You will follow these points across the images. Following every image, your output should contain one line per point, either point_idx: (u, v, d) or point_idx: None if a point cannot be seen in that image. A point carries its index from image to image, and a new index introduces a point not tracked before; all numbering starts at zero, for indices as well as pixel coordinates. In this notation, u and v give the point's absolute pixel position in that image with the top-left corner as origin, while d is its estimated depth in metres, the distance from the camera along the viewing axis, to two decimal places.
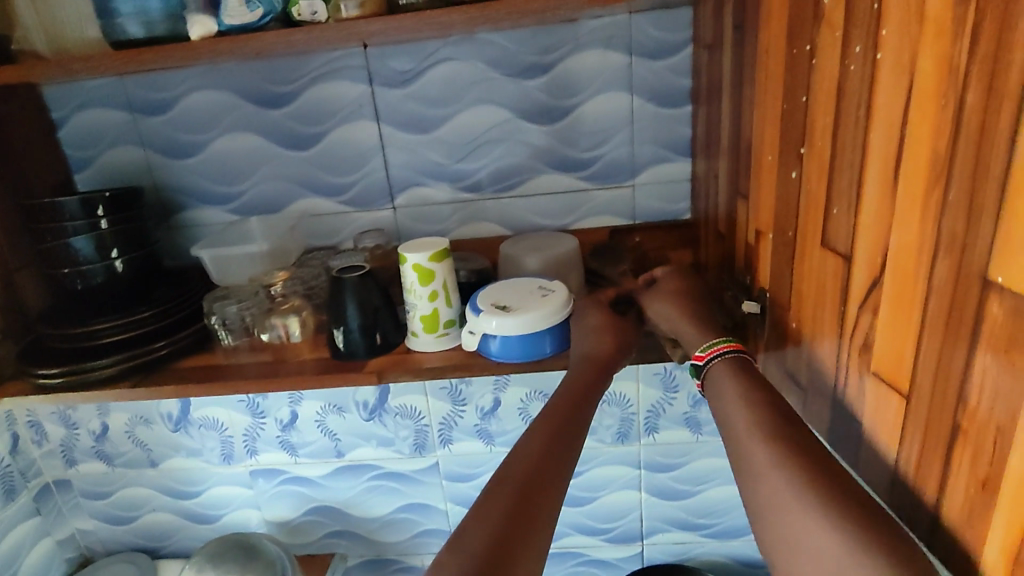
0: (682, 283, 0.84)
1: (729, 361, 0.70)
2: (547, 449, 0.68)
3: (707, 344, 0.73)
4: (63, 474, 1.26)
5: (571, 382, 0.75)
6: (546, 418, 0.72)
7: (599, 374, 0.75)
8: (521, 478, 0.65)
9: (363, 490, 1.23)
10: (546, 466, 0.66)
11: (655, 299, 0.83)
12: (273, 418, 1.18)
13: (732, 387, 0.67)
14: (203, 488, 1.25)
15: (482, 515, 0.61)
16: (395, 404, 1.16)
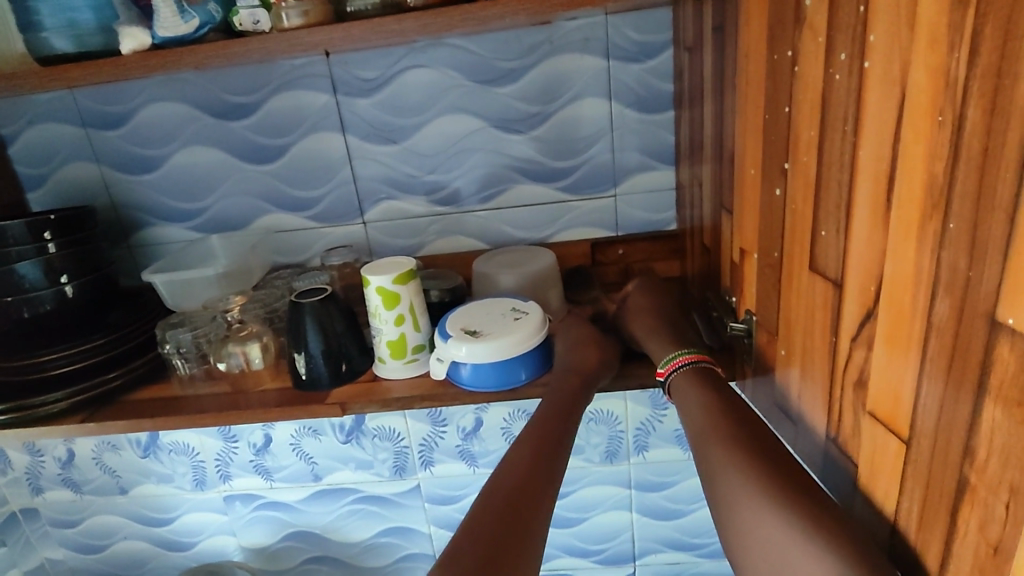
0: (649, 299, 0.81)
1: (690, 372, 0.69)
2: (530, 465, 0.64)
3: (665, 359, 0.71)
4: (31, 502, 1.22)
5: (553, 395, 0.72)
6: (529, 434, 0.68)
7: (581, 385, 0.72)
8: (505, 496, 0.60)
9: (342, 514, 1.18)
10: (531, 483, 0.62)
11: (641, 322, 0.78)
12: (245, 442, 1.13)
13: (700, 409, 0.64)
14: (176, 515, 1.20)
15: (464, 541, 0.56)
16: (372, 425, 1.11)
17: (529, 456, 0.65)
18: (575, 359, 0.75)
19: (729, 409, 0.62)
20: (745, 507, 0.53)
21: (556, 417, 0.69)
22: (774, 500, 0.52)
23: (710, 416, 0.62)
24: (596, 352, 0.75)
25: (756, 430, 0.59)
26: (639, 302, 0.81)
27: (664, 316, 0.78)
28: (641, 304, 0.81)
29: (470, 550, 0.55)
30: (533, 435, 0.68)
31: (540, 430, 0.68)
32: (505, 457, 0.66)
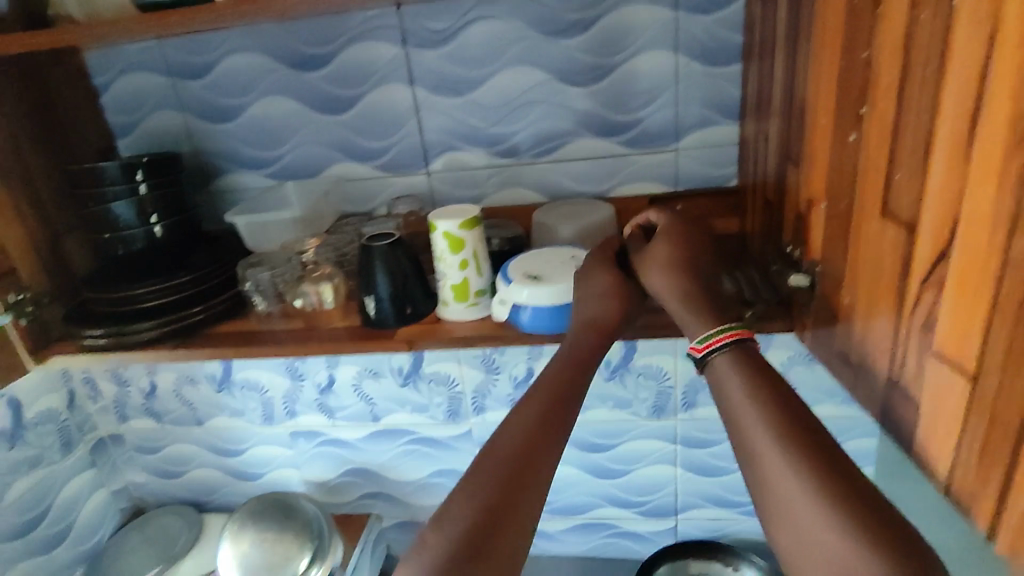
0: (682, 246, 0.75)
1: (731, 354, 0.66)
2: (541, 422, 0.65)
3: (703, 335, 0.67)
4: (117, 429, 1.33)
5: (569, 352, 0.71)
6: (543, 387, 0.68)
7: (597, 344, 0.72)
8: (516, 457, 0.62)
9: (398, 454, 1.25)
10: (545, 445, 0.63)
11: (667, 274, 0.73)
12: (311, 381, 1.20)
13: (750, 394, 0.61)
14: (246, 447, 1.30)
15: (473, 502, 0.58)
16: (429, 370, 1.16)
17: (541, 413, 0.65)
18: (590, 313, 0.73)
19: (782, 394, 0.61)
20: (800, 501, 0.53)
21: (569, 374, 0.69)
22: (831, 503, 0.52)
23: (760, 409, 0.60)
24: (617, 309, 0.73)
25: (801, 416, 0.58)
26: (668, 251, 0.75)
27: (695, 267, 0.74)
28: (667, 254, 0.75)
29: (473, 510, 0.58)
30: (548, 390, 0.67)
31: (554, 386, 0.68)
32: (512, 410, 0.67)
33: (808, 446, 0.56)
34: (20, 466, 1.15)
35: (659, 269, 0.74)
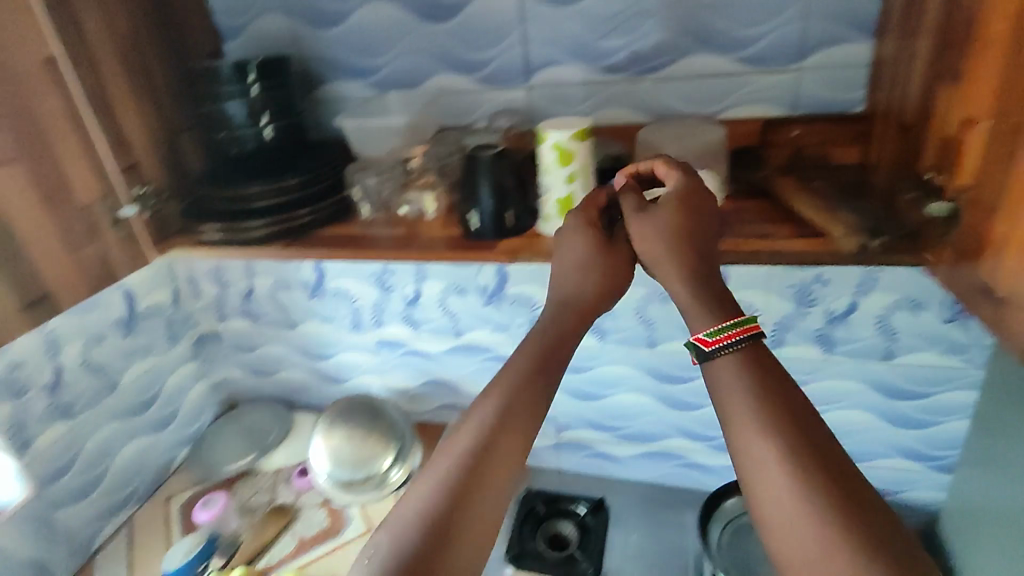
0: (682, 216, 0.73)
1: (737, 355, 0.65)
2: (510, 405, 0.69)
3: (715, 330, 0.66)
4: (216, 327, 1.42)
5: (544, 333, 0.75)
6: (516, 372, 0.72)
7: (572, 324, 0.76)
8: (481, 441, 0.66)
9: (476, 370, 1.29)
10: (508, 430, 0.68)
11: (661, 246, 0.72)
12: (399, 292, 1.25)
13: (732, 386, 0.63)
14: (334, 352, 1.37)
15: (436, 479, 0.64)
16: (513, 290, 1.17)
17: (511, 397, 0.69)
18: (562, 293, 0.76)
19: (771, 383, 0.63)
20: (780, 499, 0.56)
21: (541, 359, 0.73)
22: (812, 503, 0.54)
23: (738, 401, 0.62)
24: (590, 281, 0.75)
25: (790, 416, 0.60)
26: (674, 222, 0.72)
27: (695, 241, 0.72)
28: (672, 227, 0.72)
29: (437, 493, 0.63)
30: (519, 375, 0.71)
31: (525, 371, 0.72)
32: (481, 394, 0.71)
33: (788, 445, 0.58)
34: (135, 352, 1.25)
35: (665, 244, 0.72)
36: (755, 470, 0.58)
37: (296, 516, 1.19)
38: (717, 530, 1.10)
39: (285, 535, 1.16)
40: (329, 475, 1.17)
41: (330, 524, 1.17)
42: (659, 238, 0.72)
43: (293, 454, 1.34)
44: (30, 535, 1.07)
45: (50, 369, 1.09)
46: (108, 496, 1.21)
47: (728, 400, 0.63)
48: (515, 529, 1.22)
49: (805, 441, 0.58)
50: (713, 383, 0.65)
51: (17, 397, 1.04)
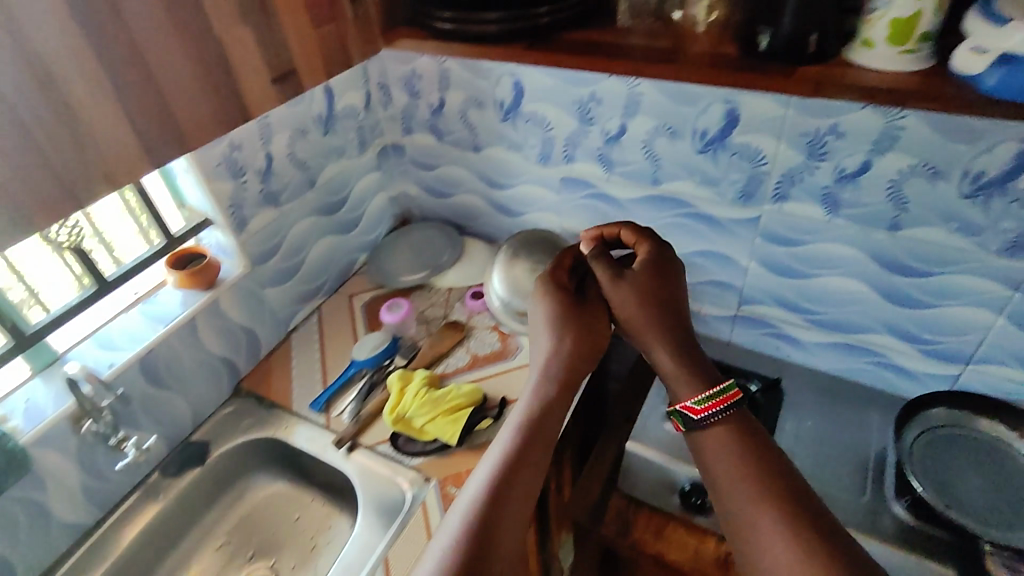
0: (649, 277, 0.83)
1: (722, 425, 0.74)
2: (520, 452, 0.74)
3: (704, 399, 0.75)
4: (401, 140, 1.39)
5: (533, 404, 0.79)
6: (506, 444, 0.75)
7: (555, 389, 0.81)
8: (476, 517, 0.68)
9: (665, 225, 1.18)
10: (501, 508, 0.70)
11: (637, 302, 0.81)
12: (600, 126, 1.12)
13: (718, 445, 0.73)
14: (515, 183, 1.31)
15: (459, 525, 0.68)
16: (737, 141, 1.00)
17: (505, 471, 0.72)
18: (552, 357, 0.83)
19: (743, 443, 0.73)
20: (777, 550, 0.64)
21: (531, 430, 0.77)
22: (803, 549, 0.63)
23: (726, 455, 0.72)
24: (576, 343, 0.84)
25: (771, 475, 0.70)
26: (648, 284, 0.82)
27: (661, 302, 0.81)
28: (644, 285, 0.82)
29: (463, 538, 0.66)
30: (510, 451, 0.74)
31: (518, 442, 0.75)
32: (491, 447, 0.76)
33: (777, 502, 0.67)
34: (330, 152, 1.26)
35: (638, 304, 0.81)
36: (738, 507, 0.69)
37: (469, 335, 1.23)
38: (911, 435, 1.02)
39: (459, 349, 1.20)
40: (506, 300, 1.17)
41: (501, 347, 1.19)
42: (637, 297, 0.81)
43: (464, 277, 1.35)
44: (244, 307, 1.16)
45: (263, 155, 1.12)
46: (303, 285, 1.28)
47: (718, 458, 0.73)
48: None
49: (788, 498, 0.67)
50: (701, 449, 0.74)
51: (237, 178, 1.08)
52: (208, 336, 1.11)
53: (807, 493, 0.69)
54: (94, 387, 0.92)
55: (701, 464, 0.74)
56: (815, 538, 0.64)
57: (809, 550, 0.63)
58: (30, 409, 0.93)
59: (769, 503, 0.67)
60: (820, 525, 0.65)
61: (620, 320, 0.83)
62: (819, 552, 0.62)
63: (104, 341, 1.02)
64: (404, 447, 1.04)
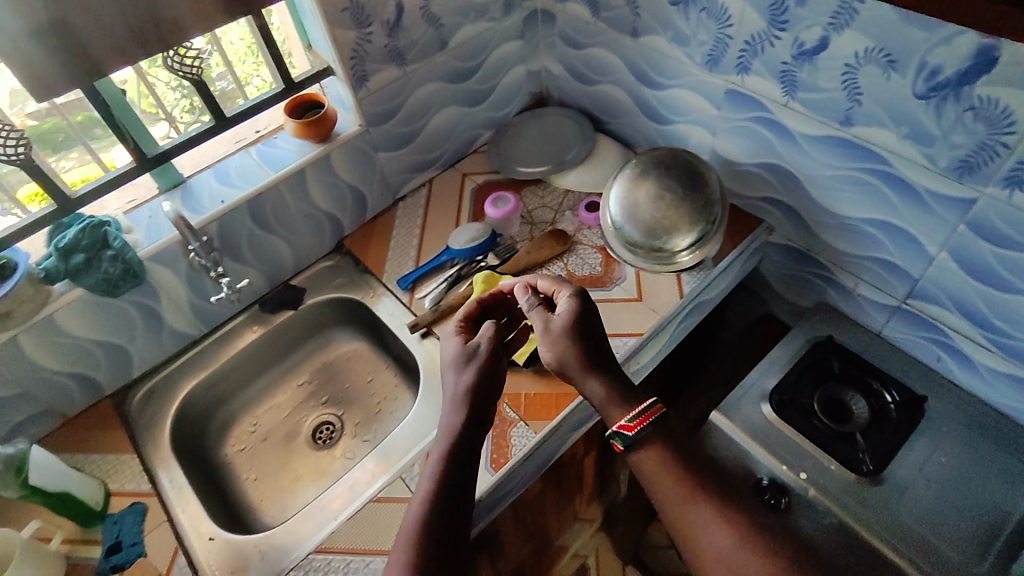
0: (576, 314, 0.83)
1: (654, 435, 0.74)
2: (439, 499, 0.73)
3: (635, 415, 0.73)
4: (553, 7, 1.19)
5: (446, 434, 0.78)
6: (427, 481, 0.75)
7: (467, 414, 0.79)
8: (416, 554, 0.69)
9: (840, 176, 0.94)
10: (439, 549, 0.69)
11: (568, 345, 0.81)
12: (793, 35, 0.86)
13: (655, 463, 0.73)
14: (670, 85, 1.09)
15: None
16: (980, 92, 0.72)
17: (436, 507, 0.72)
18: (459, 387, 0.81)
19: (675, 458, 0.73)
20: (729, 549, 0.67)
21: (449, 461, 0.75)
22: (753, 544, 0.66)
23: (662, 472, 0.72)
24: (483, 371, 0.82)
25: (705, 478, 0.72)
26: (575, 326, 0.82)
27: (588, 334, 0.82)
28: (570, 325, 0.82)
29: None
30: (432, 488, 0.74)
31: (437, 475, 0.75)
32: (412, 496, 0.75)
33: (716, 504, 0.69)
34: (469, 11, 1.11)
35: (569, 345, 0.81)
36: (684, 519, 0.70)
37: (571, 250, 1.13)
38: None
39: (556, 263, 1.11)
40: (619, 227, 1.03)
41: (601, 274, 1.09)
42: (568, 340, 0.81)
43: (585, 182, 1.21)
44: (355, 167, 1.13)
45: (393, 5, 1.01)
46: (418, 155, 1.23)
47: (657, 477, 0.72)
48: (793, 372, 1.04)
49: (724, 497, 0.70)
50: (641, 467, 0.73)
51: (361, 29, 0.99)
52: (317, 191, 1.11)
53: (736, 491, 0.72)
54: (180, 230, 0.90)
55: (646, 481, 0.74)
56: (763, 536, 0.67)
57: (757, 548, 0.66)
58: (152, 226, 0.99)
59: (712, 507, 0.69)
60: (760, 522, 0.68)
61: (551, 365, 0.82)
62: (769, 548, 0.66)
63: (222, 175, 1.05)
64: None
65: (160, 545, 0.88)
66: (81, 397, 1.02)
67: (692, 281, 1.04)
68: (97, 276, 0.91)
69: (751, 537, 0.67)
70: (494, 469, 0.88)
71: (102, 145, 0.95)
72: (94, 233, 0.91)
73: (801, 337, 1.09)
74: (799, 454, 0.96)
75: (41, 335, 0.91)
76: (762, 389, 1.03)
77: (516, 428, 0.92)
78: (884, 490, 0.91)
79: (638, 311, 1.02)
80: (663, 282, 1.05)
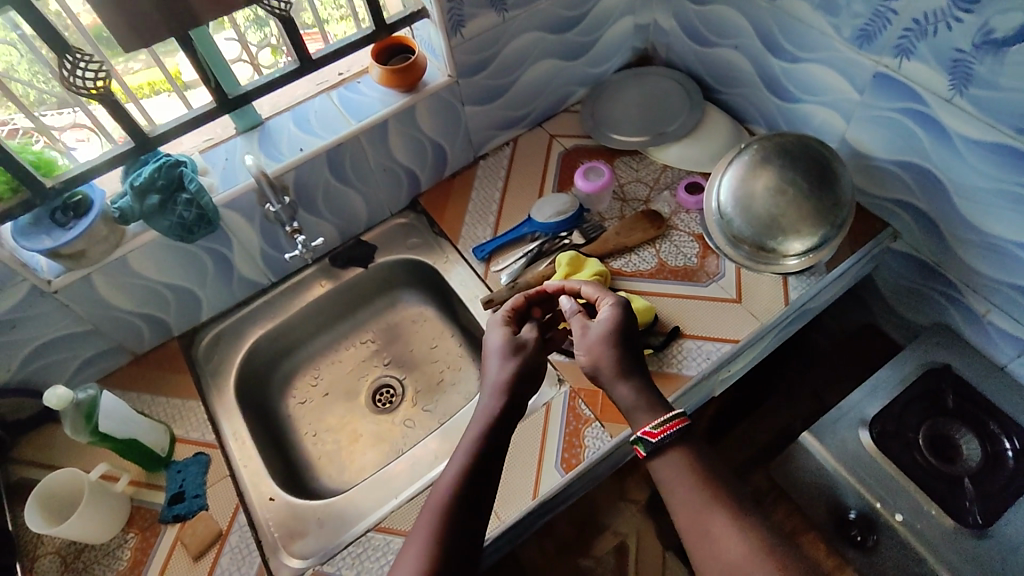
0: (617, 323, 0.80)
1: (676, 443, 0.74)
2: (470, 477, 0.71)
3: (659, 422, 0.73)
4: None
5: (483, 418, 0.76)
6: (460, 461, 0.73)
7: (506, 402, 0.76)
8: (441, 527, 0.68)
9: (1000, 191, 0.81)
10: (463, 534, 0.69)
11: (603, 352, 0.78)
12: (981, 19, 0.72)
13: (677, 466, 0.72)
14: (805, 59, 0.94)
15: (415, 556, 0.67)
16: None
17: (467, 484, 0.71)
18: (502, 375, 0.78)
19: (696, 464, 0.73)
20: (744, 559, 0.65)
21: (483, 447, 0.74)
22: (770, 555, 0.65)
23: (682, 477, 0.72)
24: (523, 364, 0.79)
25: (722, 488, 0.71)
26: (611, 333, 0.79)
27: (627, 345, 0.79)
28: (607, 333, 0.79)
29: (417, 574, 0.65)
30: (464, 471, 0.72)
31: (471, 454, 0.73)
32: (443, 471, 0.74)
33: (734, 513, 0.69)
34: None
35: (603, 352, 0.78)
36: (699, 526, 0.69)
37: (665, 236, 1.03)
38: None
39: (646, 248, 1.02)
40: (727, 217, 0.91)
41: (696, 266, 0.99)
42: (603, 348, 0.78)
43: (688, 158, 1.09)
44: (437, 121, 1.04)
45: None
46: (505, 111, 1.12)
47: (676, 482, 0.72)
48: (899, 401, 0.94)
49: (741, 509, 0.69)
50: (660, 472, 0.73)
51: None
52: (396, 144, 1.03)
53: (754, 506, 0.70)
54: (260, 183, 0.87)
55: (664, 488, 0.73)
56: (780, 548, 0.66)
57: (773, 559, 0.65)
58: (228, 169, 0.94)
59: (728, 516, 0.68)
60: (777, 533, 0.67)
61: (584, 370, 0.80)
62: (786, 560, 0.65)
63: (301, 120, 0.98)
64: None
65: (221, 499, 0.87)
66: (150, 336, 1.01)
67: (799, 287, 0.94)
68: (172, 220, 0.87)
69: (764, 547, 0.66)
70: (565, 470, 0.84)
71: (167, 49, 0.85)
72: (169, 172, 0.87)
73: (912, 360, 0.97)
74: (895, 492, 0.89)
75: (113, 274, 0.89)
76: (862, 415, 0.94)
77: (591, 428, 0.86)
78: (989, 546, 0.83)
79: (735, 314, 0.93)
80: (767, 284, 0.95)
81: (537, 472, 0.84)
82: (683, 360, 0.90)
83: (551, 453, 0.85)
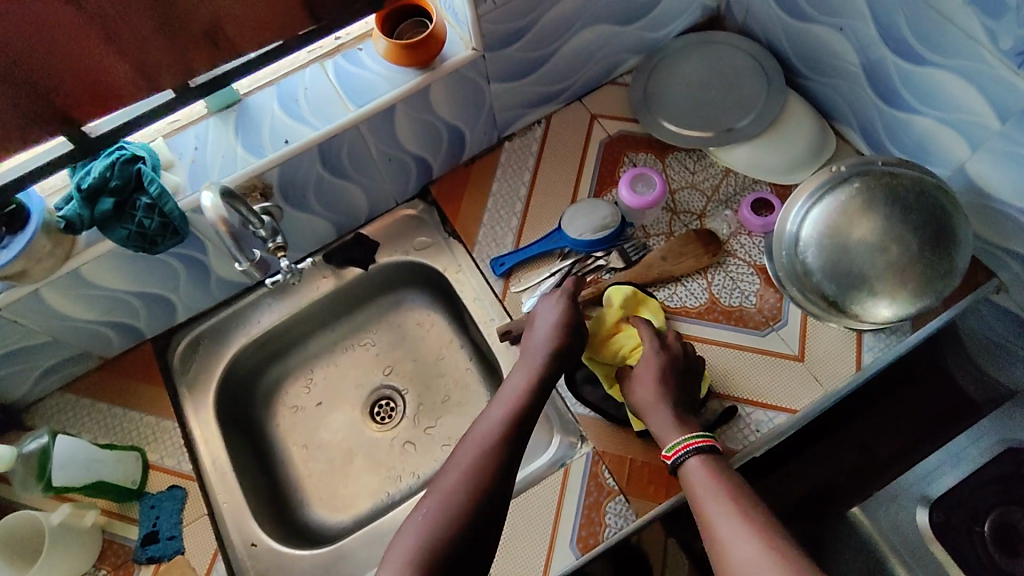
0: (668, 364, 0.75)
1: (698, 459, 0.65)
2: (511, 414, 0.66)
3: (673, 442, 0.67)
4: None
5: (527, 371, 0.71)
6: (502, 403, 0.68)
7: (547, 362, 0.72)
8: (482, 455, 0.62)
9: None
10: (510, 469, 0.63)
11: (644, 389, 0.74)
12: None
13: (697, 471, 0.64)
14: (933, 65, 0.73)
15: (453, 476, 0.61)
16: None
17: (509, 422, 0.65)
18: (547, 338, 0.74)
19: (721, 471, 0.63)
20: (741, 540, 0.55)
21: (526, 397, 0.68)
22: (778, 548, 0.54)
23: (701, 483, 0.63)
24: (570, 335, 0.75)
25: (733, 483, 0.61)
26: (659, 367, 0.74)
27: (679, 389, 0.74)
28: (659, 370, 0.74)
29: (453, 494, 0.59)
30: (505, 413, 0.66)
31: (517, 396, 0.68)
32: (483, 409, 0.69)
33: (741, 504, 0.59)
34: None
35: (653, 386, 0.73)
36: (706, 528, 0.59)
37: (719, 264, 0.87)
38: None
39: (697, 278, 0.86)
40: (802, 253, 0.74)
41: (753, 309, 0.84)
42: (649, 382, 0.74)
43: (757, 164, 0.90)
44: (455, 103, 0.84)
45: None
46: (538, 87, 0.91)
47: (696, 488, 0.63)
48: (969, 482, 0.82)
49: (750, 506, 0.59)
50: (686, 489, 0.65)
51: None
52: (405, 129, 0.83)
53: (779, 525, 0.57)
54: (224, 239, 0.65)
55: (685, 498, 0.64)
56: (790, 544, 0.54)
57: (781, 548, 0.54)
58: (196, 162, 0.77)
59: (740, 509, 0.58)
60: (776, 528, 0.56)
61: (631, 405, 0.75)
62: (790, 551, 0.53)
63: (287, 100, 0.79)
64: (574, 387, 0.82)
65: (201, 541, 0.80)
66: (119, 341, 0.88)
67: (874, 349, 0.80)
68: (130, 228, 0.71)
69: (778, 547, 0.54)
70: (581, 550, 0.74)
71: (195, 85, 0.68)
72: (125, 171, 0.70)
73: (990, 433, 0.83)
74: None
75: (67, 288, 0.75)
76: (925, 492, 0.83)
77: (613, 503, 0.76)
78: None
79: (794, 375, 0.80)
80: (836, 341, 0.81)
81: (548, 551, 0.75)
82: (730, 429, 0.78)
83: (567, 528, 0.76)
